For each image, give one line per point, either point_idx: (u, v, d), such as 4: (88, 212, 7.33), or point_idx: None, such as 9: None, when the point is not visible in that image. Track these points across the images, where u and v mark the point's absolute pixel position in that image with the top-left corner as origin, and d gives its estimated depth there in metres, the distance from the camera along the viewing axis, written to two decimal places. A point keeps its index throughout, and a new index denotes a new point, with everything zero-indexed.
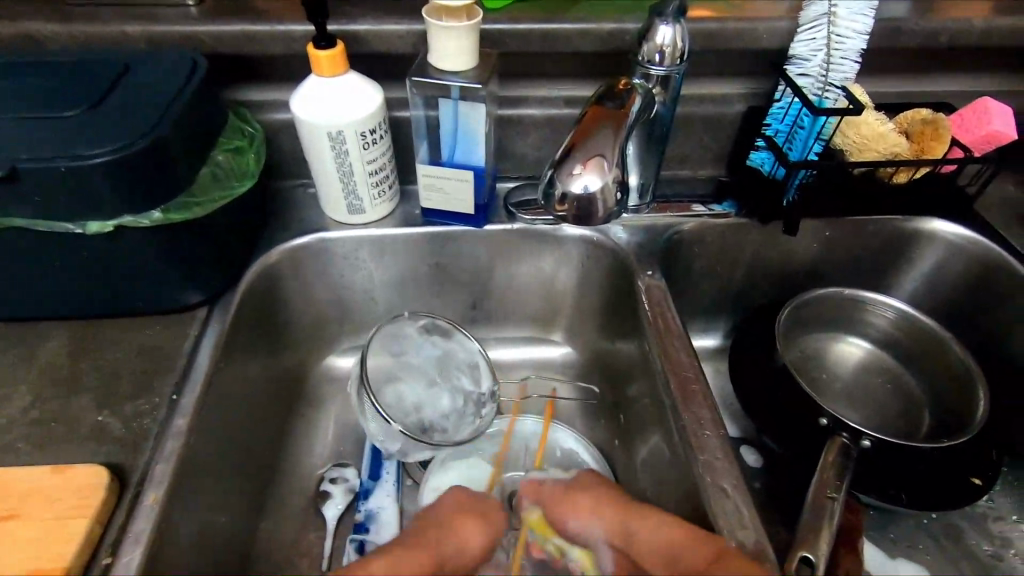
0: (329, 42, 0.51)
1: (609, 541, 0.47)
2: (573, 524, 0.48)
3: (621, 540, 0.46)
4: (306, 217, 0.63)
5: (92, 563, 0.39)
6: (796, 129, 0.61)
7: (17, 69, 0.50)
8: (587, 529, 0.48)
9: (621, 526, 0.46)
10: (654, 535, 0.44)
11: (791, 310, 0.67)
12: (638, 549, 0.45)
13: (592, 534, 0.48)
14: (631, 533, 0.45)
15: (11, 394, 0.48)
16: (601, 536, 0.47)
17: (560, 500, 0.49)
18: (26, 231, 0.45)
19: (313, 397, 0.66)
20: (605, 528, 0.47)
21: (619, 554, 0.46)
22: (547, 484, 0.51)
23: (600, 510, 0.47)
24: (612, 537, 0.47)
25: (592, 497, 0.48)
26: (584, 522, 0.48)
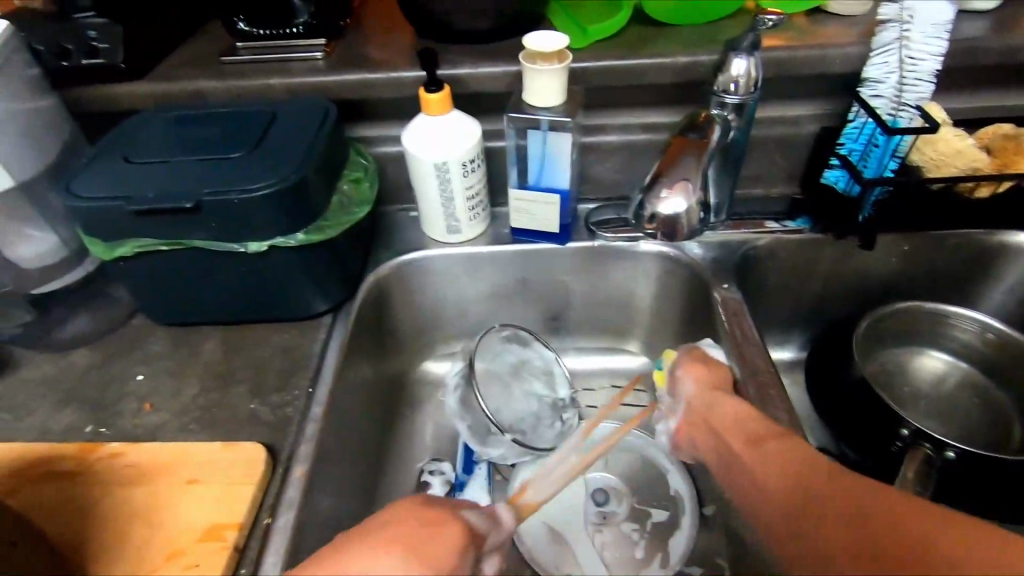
0: (438, 87, 0.60)
1: (687, 399, 0.56)
2: (679, 374, 0.58)
3: (699, 400, 0.54)
4: (410, 237, 0.72)
5: (256, 521, 0.47)
6: (871, 148, 0.64)
7: (191, 119, 0.60)
8: (683, 381, 0.57)
9: (707, 394, 0.54)
10: (729, 411, 0.50)
11: (870, 321, 0.69)
12: (716, 407, 0.52)
13: (681, 389, 0.57)
14: (714, 399, 0.53)
15: (181, 385, 0.58)
16: (687, 394, 0.56)
17: (688, 362, 0.58)
18: (199, 250, 0.55)
19: (414, 397, 0.73)
20: (698, 391, 0.55)
21: (687, 407, 0.55)
22: (702, 355, 0.59)
23: (705, 381, 0.56)
24: (695, 399, 0.55)
25: (711, 377, 0.56)
26: (687, 378, 0.57)
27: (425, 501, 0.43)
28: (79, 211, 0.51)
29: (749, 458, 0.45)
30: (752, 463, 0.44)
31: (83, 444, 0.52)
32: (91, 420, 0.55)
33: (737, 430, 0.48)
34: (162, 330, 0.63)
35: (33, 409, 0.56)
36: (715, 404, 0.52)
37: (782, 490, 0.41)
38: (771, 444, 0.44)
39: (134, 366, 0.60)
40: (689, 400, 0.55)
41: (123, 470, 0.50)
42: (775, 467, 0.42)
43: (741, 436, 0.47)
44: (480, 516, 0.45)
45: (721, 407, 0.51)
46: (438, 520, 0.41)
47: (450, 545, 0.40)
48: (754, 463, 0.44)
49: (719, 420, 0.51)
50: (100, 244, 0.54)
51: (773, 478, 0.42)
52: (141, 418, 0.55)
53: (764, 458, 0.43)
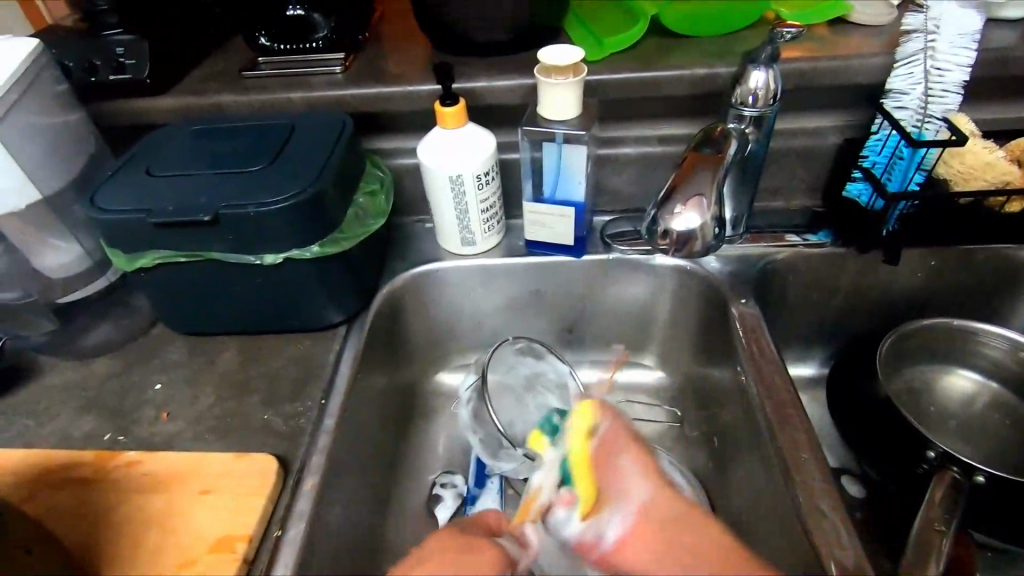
0: (453, 100, 0.60)
1: (641, 504, 0.49)
2: (627, 466, 0.50)
3: (661, 513, 0.48)
4: (425, 249, 0.72)
5: (267, 532, 0.48)
6: (895, 160, 0.62)
7: (212, 132, 0.62)
8: (636, 485, 0.49)
9: (670, 506, 0.48)
10: (702, 532, 0.46)
11: (894, 338, 0.67)
12: (683, 524, 0.47)
13: (633, 492, 0.49)
14: (680, 512, 0.48)
15: (198, 394, 0.59)
16: (641, 497, 0.49)
17: (636, 452, 0.51)
18: (216, 261, 0.56)
19: (427, 409, 0.73)
20: (650, 494, 0.49)
21: (641, 516, 0.48)
22: (626, 429, 0.53)
23: (654, 477, 0.50)
24: (652, 503, 0.48)
25: (652, 468, 0.50)
26: (635, 476, 0.50)
27: (460, 532, 0.47)
28: (102, 223, 0.53)
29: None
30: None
31: (101, 452, 0.53)
32: (110, 427, 0.56)
33: (718, 566, 0.44)
34: (180, 339, 0.64)
35: (56, 415, 0.58)
36: (677, 520, 0.47)
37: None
38: None
39: (153, 374, 0.61)
40: (645, 508, 0.48)
41: (139, 478, 0.50)
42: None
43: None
44: (513, 543, 0.48)
45: (690, 535, 0.46)
46: (476, 547, 0.45)
47: (485, 569, 0.43)
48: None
49: (690, 556, 0.45)
50: (122, 255, 0.55)
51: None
52: (158, 426, 0.56)
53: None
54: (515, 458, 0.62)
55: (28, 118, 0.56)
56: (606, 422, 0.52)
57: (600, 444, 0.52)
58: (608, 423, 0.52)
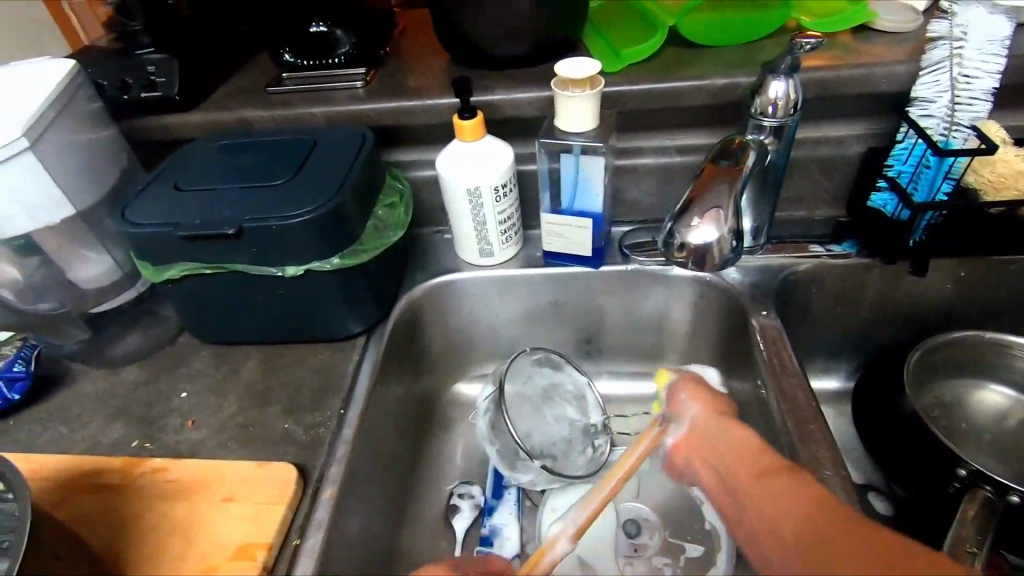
0: (471, 113, 0.60)
1: (692, 422, 0.51)
2: (683, 400, 0.53)
3: (706, 426, 0.50)
4: (443, 259, 0.73)
5: (286, 540, 0.49)
6: (922, 169, 0.60)
7: (236, 147, 0.63)
8: (688, 407, 0.52)
9: (712, 422, 0.50)
10: (739, 441, 0.46)
11: (922, 352, 0.65)
12: (726, 434, 0.48)
13: (686, 413, 0.52)
14: (719, 425, 0.49)
15: (221, 403, 0.60)
16: (691, 417, 0.51)
17: (690, 388, 0.53)
18: (240, 273, 0.57)
19: (444, 418, 0.74)
20: (700, 413, 0.51)
21: (692, 430, 0.51)
22: (699, 380, 0.55)
23: (712, 407, 0.51)
24: (700, 422, 0.51)
25: (713, 403, 0.52)
26: (692, 405, 0.52)
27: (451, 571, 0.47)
28: (132, 236, 0.54)
29: (756, 493, 0.41)
30: (757, 496, 0.40)
31: (128, 459, 0.54)
32: (138, 434, 0.58)
33: (745, 466, 0.44)
34: (205, 349, 0.65)
35: (87, 422, 0.59)
36: (720, 431, 0.48)
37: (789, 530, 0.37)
38: (778, 479, 0.40)
39: (179, 383, 0.62)
40: (692, 424, 0.51)
41: (165, 485, 0.52)
42: (780, 505, 0.39)
43: (749, 469, 0.43)
44: None
45: (726, 437, 0.47)
46: None
47: None
48: (757, 495, 0.41)
49: (721, 453, 0.46)
50: (151, 267, 0.57)
51: (789, 510, 0.38)
52: (183, 434, 0.57)
53: (770, 493, 0.40)
54: (535, 470, 0.62)
55: (64, 136, 0.57)
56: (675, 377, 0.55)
57: (670, 391, 0.54)
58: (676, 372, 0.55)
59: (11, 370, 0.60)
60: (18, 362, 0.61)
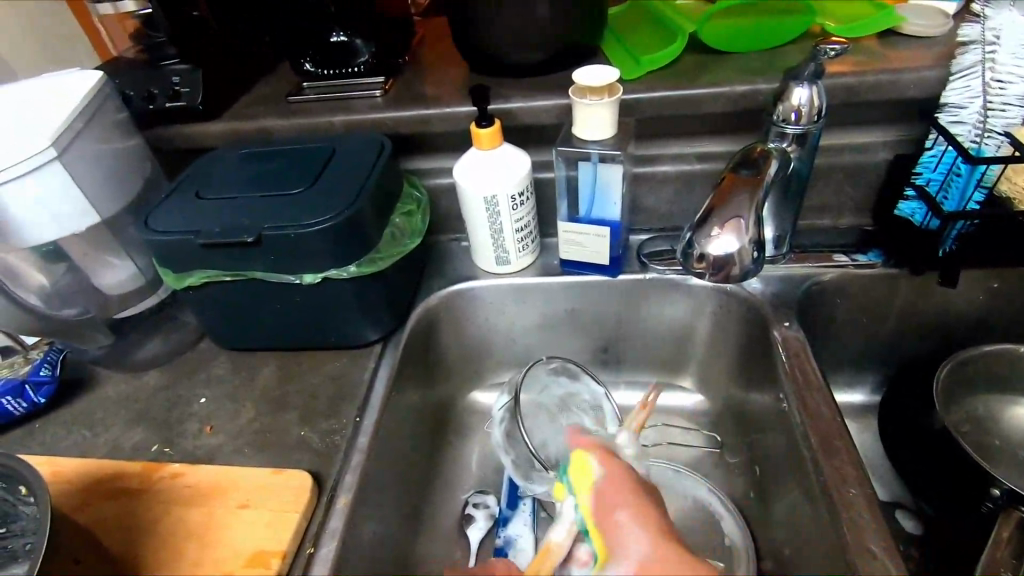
0: (489, 122, 0.60)
1: (640, 560, 0.46)
2: (623, 523, 0.48)
3: (660, 566, 0.46)
4: (460, 267, 0.73)
5: (300, 549, 0.49)
6: (952, 177, 0.59)
7: (257, 156, 0.64)
8: (628, 539, 0.48)
9: (669, 563, 0.46)
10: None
11: (952, 366, 0.63)
12: (682, 573, 0.45)
13: (631, 549, 0.47)
14: (677, 568, 0.45)
15: (240, 408, 0.60)
16: (638, 549, 0.47)
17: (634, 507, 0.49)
18: (259, 280, 0.58)
19: (459, 427, 0.73)
20: (647, 547, 0.47)
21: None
22: (620, 469, 0.52)
23: (650, 530, 0.48)
24: (649, 559, 0.46)
25: (647, 518, 0.49)
26: (630, 528, 0.48)
27: None
28: (154, 243, 0.55)
29: None
30: None
31: (148, 464, 0.55)
32: (158, 438, 0.58)
33: None
34: (225, 354, 0.66)
35: (109, 425, 0.61)
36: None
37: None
38: None
39: (198, 388, 0.63)
40: (643, 566, 0.46)
41: (183, 490, 0.52)
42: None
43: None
44: None
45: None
46: None
47: None
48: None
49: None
50: (172, 273, 0.58)
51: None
52: (201, 439, 0.58)
53: None
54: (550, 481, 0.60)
55: (92, 145, 0.59)
56: (601, 470, 0.52)
57: (597, 499, 0.51)
58: (600, 469, 0.52)
59: (38, 374, 0.61)
60: (45, 366, 0.61)
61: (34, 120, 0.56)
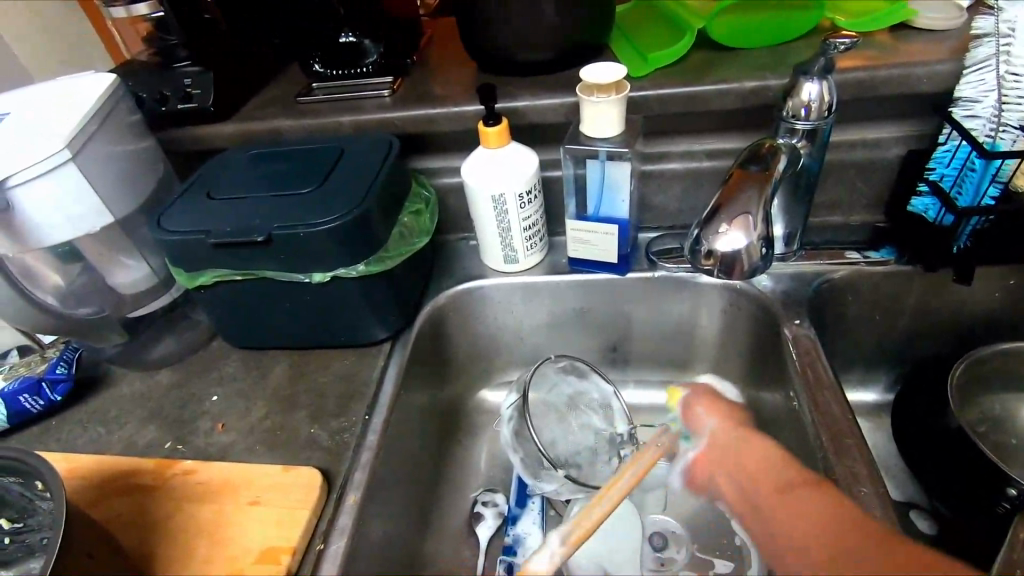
0: (496, 120, 0.60)
1: (711, 433, 0.55)
2: (704, 412, 0.57)
3: (728, 438, 0.54)
4: (468, 266, 0.73)
5: (310, 546, 0.49)
6: (966, 172, 0.58)
7: (267, 156, 0.65)
8: (701, 422, 0.56)
9: (732, 436, 0.54)
10: (764, 455, 0.50)
11: (967, 364, 0.62)
12: (742, 445, 0.52)
13: (704, 427, 0.56)
14: (741, 439, 0.53)
15: (251, 407, 0.61)
16: (710, 429, 0.55)
17: (707, 401, 0.57)
18: (269, 279, 0.58)
19: (469, 425, 0.73)
20: (718, 425, 0.55)
21: (710, 444, 0.54)
22: (714, 395, 0.59)
23: (727, 418, 0.56)
24: (718, 435, 0.55)
25: (724, 411, 0.57)
26: (710, 416, 0.56)
27: None
28: (167, 244, 0.56)
29: (781, 509, 0.45)
30: (780, 510, 0.45)
31: (161, 461, 0.56)
32: (170, 436, 0.59)
33: (767, 477, 0.48)
34: (236, 354, 0.67)
35: (123, 423, 0.61)
36: (739, 445, 0.52)
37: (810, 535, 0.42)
38: (801, 491, 0.45)
39: (210, 387, 0.64)
40: (712, 438, 0.55)
41: (195, 487, 0.53)
42: (807, 522, 0.42)
43: (769, 483, 0.47)
44: None
45: (750, 447, 0.52)
46: None
47: None
48: (783, 511, 0.45)
49: (755, 477, 0.49)
50: (184, 273, 0.58)
51: (805, 526, 0.43)
52: (213, 437, 0.58)
53: (791, 506, 0.44)
54: (559, 479, 0.61)
55: (104, 147, 0.60)
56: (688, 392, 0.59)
57: (685, 405, 0.58)
58: (688, 388, 0.59)
59: (54, 372, 0.62)
60: (60, 365, 0.62)
61: (47, 123, 0.57)
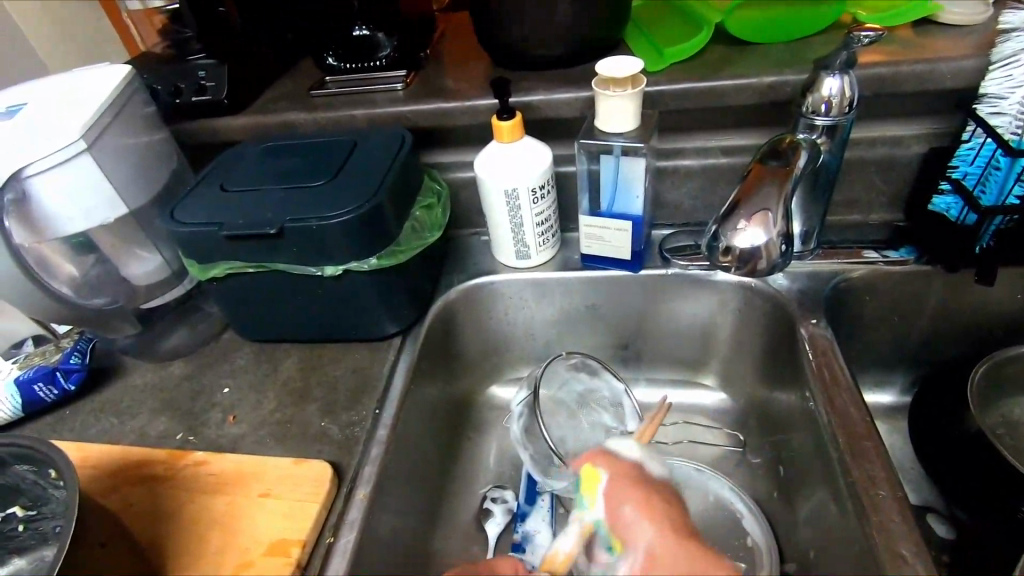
0: (510, 114, 0.60)
1: (647, 547, 0.46)
2: (629, 512, 0.48)
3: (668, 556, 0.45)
4: (480, 261, 0.72)
5: (320, 539, 0.49)
6: (991, 171, 0.56)
7: (280, 149, 0.65)
8: (637, 529, 0.47)
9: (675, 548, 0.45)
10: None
11: (986, 368, 0.61)
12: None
13: (638, 539, 0.47)
14: (682, 553, 0.45)
15: (262, 399, 0.61)
16: (647, 541, 0.46)
17: (641, 503, 0.48)
18: (282, 272, 0.58)
19: (478, 421, 0.73)
20: (653, 532, 0.46)
21: (649, 562, 0.45)
22: (638, 477, 0.50)
23: (661, 520, 0.47)
24: (658, 547, 0.46)
25: (658, 510, 0.48)
26: (638, 517, 0.47)
27: None
28: (180, 235, 0.56)
29: None
30: None
31: (173, 452, 0.56)
32: (182, 427, 0.59)
33: None
34: (248, 346, 0.67)
35: (135, 414, 0.62)
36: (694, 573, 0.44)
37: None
38: None
39: (222, 379, 0.64)
40: (650, 555, 0.46)
41: (206, 478, 0.53)
42: None
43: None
44: None
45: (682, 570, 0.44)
46: None
47: None
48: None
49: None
50: (197, 265, 0.58)
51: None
52: (224, 429, 0.59)
53: None
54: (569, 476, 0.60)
55: (120, 138, 0.60)
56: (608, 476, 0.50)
57: (608, 504, 0.49)
58: (608, 474, 0.50)
59: (68, 362, 0.62)
60: (74, 355, 0.63)
61: (65, 113, 0.57)
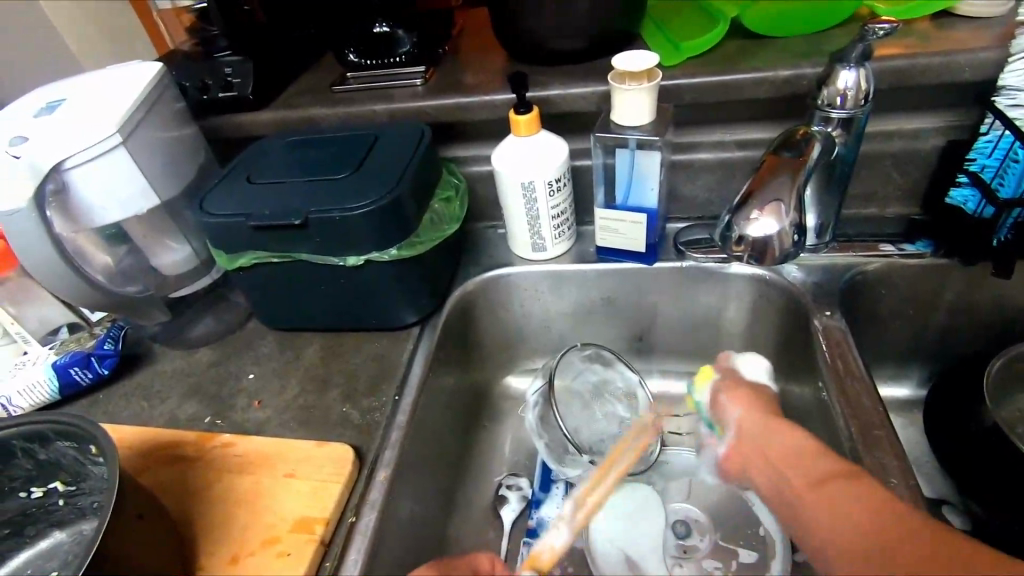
0: (527, 108, 0.61)
1: (737, 424, 0.55)
2: (725, 398, 0.57)
3: (754, 427, 0.54)
4: (496, 254, 0.74)
5: (341, 518, 0.51)
6: (1009, 163, 0.57)
7: (304, 143, 0.67)
8: (727, 411, 0.57)
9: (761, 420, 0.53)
10: (797, 446, 0.49)
11: (1006, 360, 0.61)
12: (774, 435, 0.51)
13: (729, 418, 0.56)
14: (765, 425, 0.53)
15: (285, 386, 0.63)
16: (737, 420, 0.55)
17: (732, 389, 0.58)
18: (305, 262, 0.60)
19: (494, 410, 0.74)
20: (742, 414, 0.55)
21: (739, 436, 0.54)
22: (737, 379, 0.59)
23: (755, 406, 0.55)
24: (745, 423, 0.55)
25: (753, 397, 0.57)
26: (733, 401, 0.57)
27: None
28: (208, 226, 0.58)
29: (818, 502, 0.44)
30: (823, 506, 0.44)
31: (201, 434, 0.58)
32: (209, 411, 0.62)
33: (797, 464, 0.48)
34: (271, 335, 0.69)
35: (165, 398, 0.64)
36: (769, 432, 0.52)
37: (857, 543, 0.41)
38: (833, 485, 0.44)
39: (247, 366, 0.66)
40: (738, 426, 0.55)
41: (233, 459, 0.55)
42: (850, 521, 0.42)
43: (807, 476, 0.47)
44: None
45: (780, 438, 0.51)
46: None
47: None
48: (811, 503, 0.45)
49: (793, 461, 0.48)
50: (223, 255, 0.60)
51: (844, 526, 0.42)
52: (250, 413, 0.61)
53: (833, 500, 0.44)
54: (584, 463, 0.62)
55: (151, 132, 0.62)
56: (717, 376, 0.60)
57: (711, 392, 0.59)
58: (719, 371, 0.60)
59: (102, 348, 0.65)
60: (108, 341, 0.66)
61: (98, 108, 0.59)
